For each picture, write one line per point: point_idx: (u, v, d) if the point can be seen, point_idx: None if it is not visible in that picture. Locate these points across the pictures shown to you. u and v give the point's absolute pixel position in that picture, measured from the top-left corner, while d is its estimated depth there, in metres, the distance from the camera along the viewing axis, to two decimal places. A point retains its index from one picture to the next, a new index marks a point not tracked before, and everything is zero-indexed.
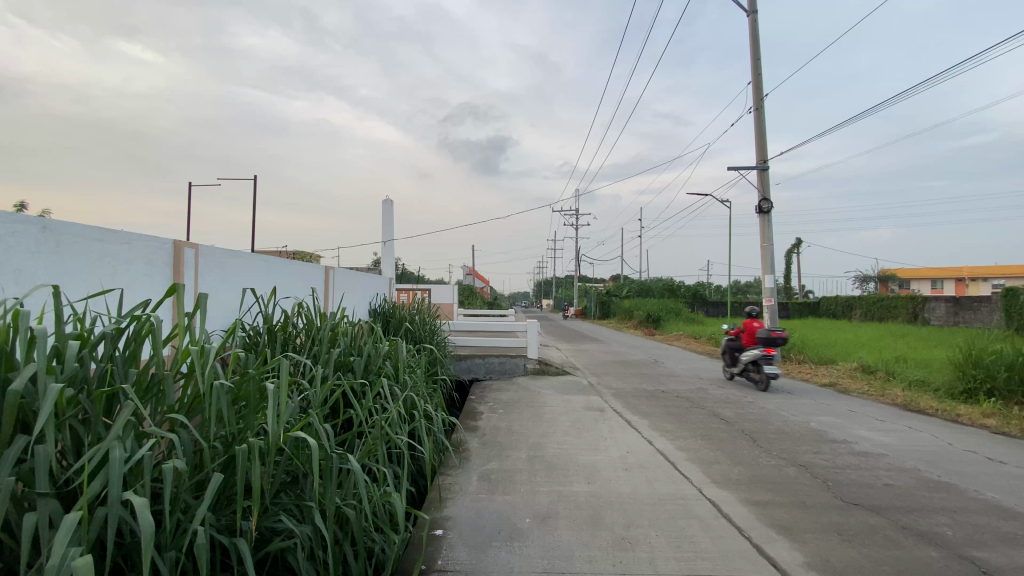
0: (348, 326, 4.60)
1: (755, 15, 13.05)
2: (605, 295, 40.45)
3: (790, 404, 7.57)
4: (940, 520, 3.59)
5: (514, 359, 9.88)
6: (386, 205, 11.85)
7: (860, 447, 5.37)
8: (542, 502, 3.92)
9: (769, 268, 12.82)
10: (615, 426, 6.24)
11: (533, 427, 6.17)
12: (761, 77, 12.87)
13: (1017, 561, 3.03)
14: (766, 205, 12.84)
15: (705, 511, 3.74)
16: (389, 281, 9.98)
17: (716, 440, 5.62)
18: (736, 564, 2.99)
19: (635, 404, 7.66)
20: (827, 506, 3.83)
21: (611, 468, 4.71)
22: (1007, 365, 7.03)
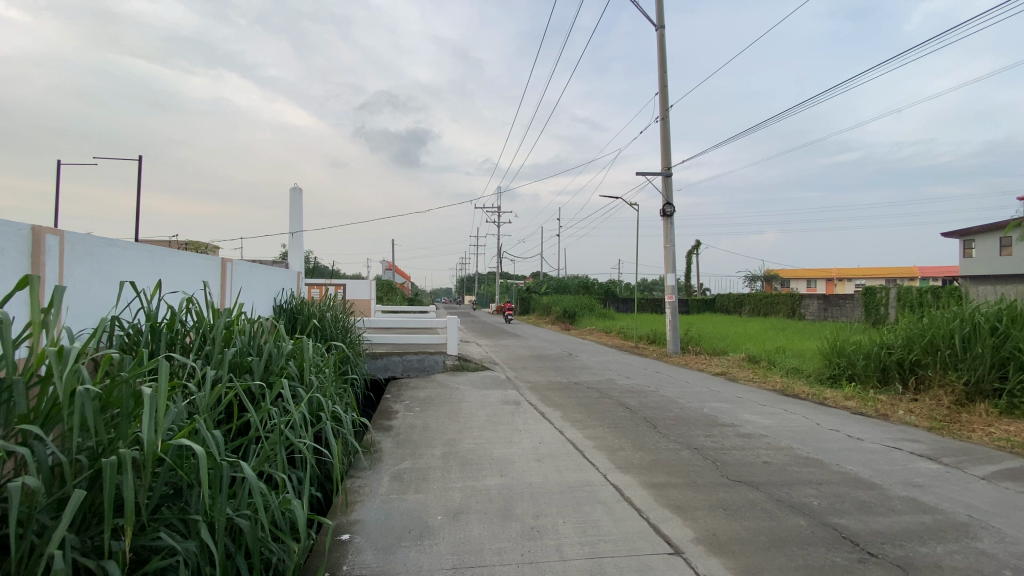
0: (245, 324, 4.27)
1: (663, 30, 13.93)
2: (525, 291, 41.21)
3: (688, 392, 8.21)
4: (808, 492, 4.09)
5: (432, 356, 9.75)
6: (294, 194, 11.15)
7: (745, 429, 5.96)
8: (454, 498, 3.92)
9: (672, 267, 13.80)
10: (530, 419, 6.39)
11: (449, 424, 6.14)
12: (667, 89, 13.77)
13: (866, 524, 3.53)
14: (670, 209, 13.80)
15: (610, 496, 3.95)
16: (298, 275, 9.41)
17: (622, 428, 5.95)
18: (636, 544, 3.19)
19: (549, 396, 7.89)
20: (715, 484, 4.21)
21: (524, 460, 4.82)
22: (864, 354, 8.13)
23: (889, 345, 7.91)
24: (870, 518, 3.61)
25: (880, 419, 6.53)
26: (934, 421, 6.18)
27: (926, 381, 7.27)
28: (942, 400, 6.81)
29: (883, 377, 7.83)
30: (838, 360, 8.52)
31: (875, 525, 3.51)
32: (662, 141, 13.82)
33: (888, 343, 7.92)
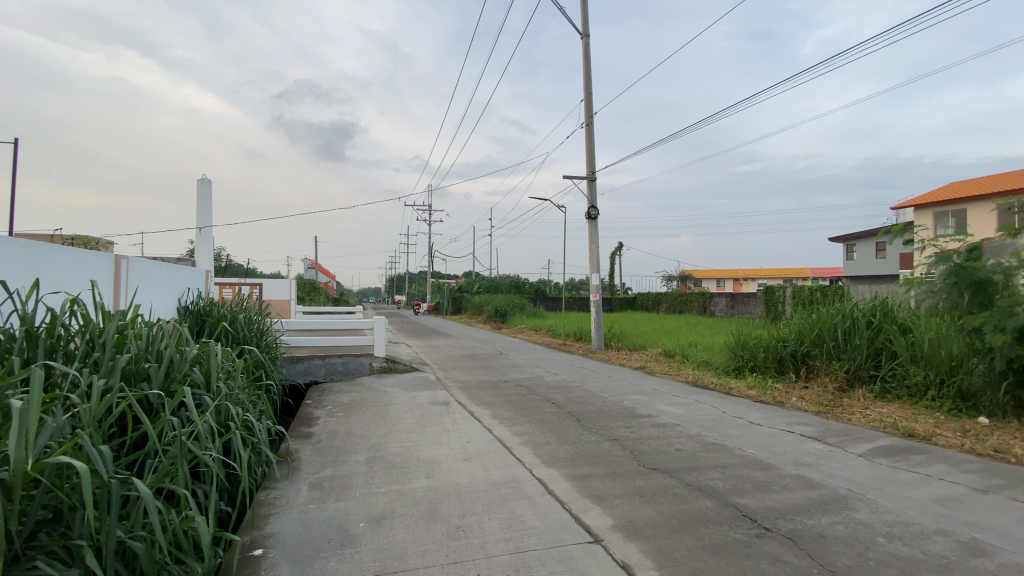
0: (142, 328, 3.89)
1: (588, 39, 14.44)
2: (456, 291, 40.93)
3: (610, 386, 8.59)
4: (714, 475, 4.44)
5: (358, 358, 9.43)
6: (202, 186, 10.30)
7: (660, 419, 6.35)
8: (378, 504, 3.82)
9: (597, 267, 14.33)
10: (458, 419, 6.37)
11: (374, 428, 5.98)
12: (592, 95, 14.28)
13: (764, 502, 3.88)
14: (594, 212, 14.34)
15: (534, 491, 4.04)
16: (206, 275, 8.70)
17: (548, 423, 6.10)
18: (558, 536, 3.30)
19: (478, 395, 7.90)
20: (632, 473, 4.45)
21: (451, 460, 4.81)
22: (764, 346, 8.91)
23: (784, 338, 8.73)
24: (767, 496, 3.99)
25: (778, 406, 7.19)
26: (821, 406, 6.91)
27: (814, 370, 8.14)
28: (827, 386, 7.64)
29: (779, 367, 8.64)
30: (741, 352, 9.28)
31: (770, 502, 3.88)
32: (587, 146, 14.31)
33: (784, 337, 8.76)
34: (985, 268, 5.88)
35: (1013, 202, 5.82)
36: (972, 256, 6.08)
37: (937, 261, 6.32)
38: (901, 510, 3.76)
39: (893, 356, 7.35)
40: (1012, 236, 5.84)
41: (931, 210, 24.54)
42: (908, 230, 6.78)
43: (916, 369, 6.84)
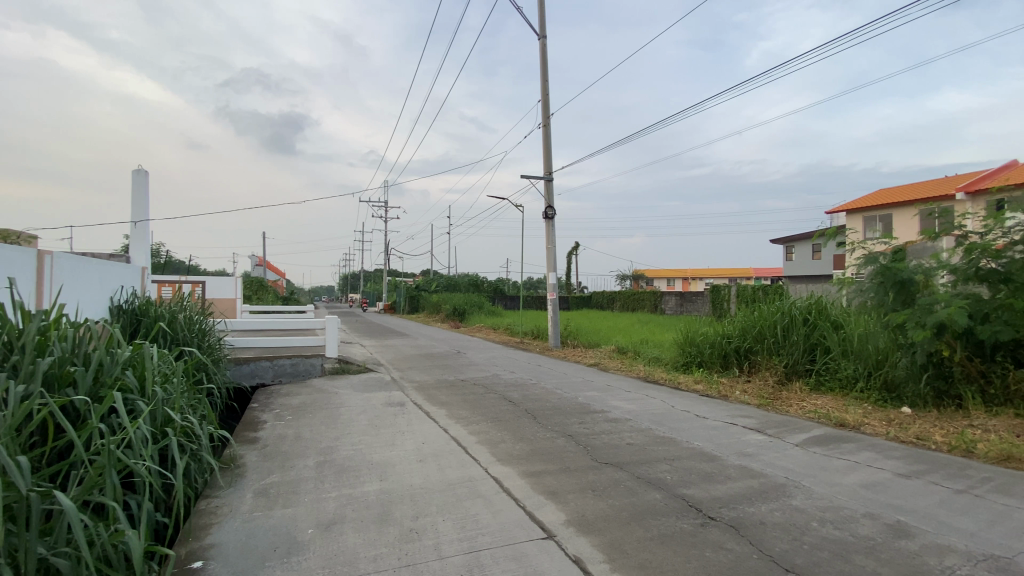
0: (67, 328, 3.60)
1: (545, 40, 14.57)
2: (413, 290, 40.35)
3: (566, 383, 8.72)
4: (663, 467, 4.59)
5: (309, 360, 9.12)
6: (137, 177, 9.64)
7: (613, 414, 6.50)
8: (327, 509, 3.71)
9: (554, 267, 14.49)
10: (413, 420, 6.28)
11: (325, 431, 5.80)
12: (550, 96, 14.42)
13: (709, 492, 4.06)
14: (551, 212, 14.49)
15: (489, 489, 4.05)
16: (142, 272, 8.15)
17: (504, 421, 6.13)
18: (512, 533, 3.32)
19: (434, 395, 7.83)
20: (585, 468, 4.54)
21: (405, 461, 4.74)
22: (710, 343, 9.29)
23: (728, 334, 9.15)
24: (711, 487, 4.17)
25: (723, 399, 7.52)
26: (762, 399, 7.28)
27: (756, 365, 8.58)
28: (768, 380, 8.06)
29: (724, 362, 9.03)
30: (689, 349, 9.64)
31: (715, 492, 4.06)
32: (545, 146, 14.45)
33: (728, 333, 9.18)
34: (908, 269, 6.38)
35: (932, 209, 6.33)
36: (896, 258, 6.58)
37: (865, 262, 6.81)
38: (833, 496, 4.02)
39: (826, 351, 7.85)
40: (931, 240, 6.36)
41: (861, 215, 26.37)
42: (841, 234, 7.25)
43: (847, 363, 7.34)
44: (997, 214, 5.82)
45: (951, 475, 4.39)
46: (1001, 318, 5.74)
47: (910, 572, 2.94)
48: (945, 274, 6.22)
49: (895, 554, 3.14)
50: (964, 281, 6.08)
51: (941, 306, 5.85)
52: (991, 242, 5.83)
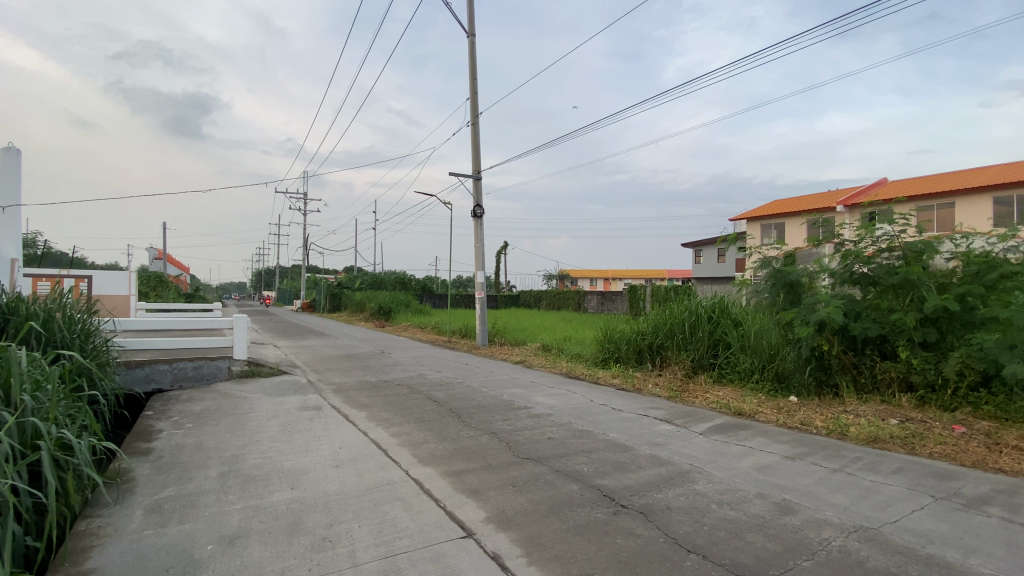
0: None
1: (473, 39, 14.56)
2: (334, 287, 38.60)
3: (491, 381, 8.78)
4: (580, 460, 4.76)
5: (214, 362, 8.45)
6: (7, 155, 8.40)
7: (535, 410, 6.65)
8: (230, 522, 3.46)
9: (481, 266, 14.50)
10: (330, 423, 6.02)
11: (231, 439, 5.40)
12: (478, 94, 14.41)
13: (621, 482, 4.27)
14: (480, 211, 14.51)
15: (409, 492, 3.97)
16: (8, 263, 7.09)
17: (427, 422, 6.05)
18: (430, 534, 3.29)
19: (354, 397, 7.56)
20: (506, 464, 4.60)
21: (320, 468, 4.53)
22: (626, 339, 9.77)
23: (643, 331, 9.68)
24: (624, 476, 4.39)
25: (637, 392, 7.94)
26: (672, 392, 7.78)
27: (666, 360, 9.15)
28: (677, 373, 8.63)
29: (638, 357, 9.54)
30: (607, 345, 10.07)
31: (627, 481, 4.28)
32: (473, 145, 14.44)
33: (643, 330, 9.71)
34: (795, 272, 7.12)
35: (817, 219, 7.12)
36: (787, 263, 7.32)
37: (760, 266, 7.52)
38: (731, 479, 4.38)
39: (727, 346, 8.54)
40: (816, 247, 7.12)
41: (759, 223, 28.96)
42: (742, 239, 7.93)
43: (745, 357, 8.03)
44: (868, 225, 6.62)
45: (828, 455, 4.95)
46: (870, 316, 6.56)
47: (793, 545, 3.28)
48: (826, 277, 6.99)
49: (781, 529, 3.50)
50: (841, 283, 6.87)
51: (822, 305, 6.60)
52: (862, 250, 6.67)
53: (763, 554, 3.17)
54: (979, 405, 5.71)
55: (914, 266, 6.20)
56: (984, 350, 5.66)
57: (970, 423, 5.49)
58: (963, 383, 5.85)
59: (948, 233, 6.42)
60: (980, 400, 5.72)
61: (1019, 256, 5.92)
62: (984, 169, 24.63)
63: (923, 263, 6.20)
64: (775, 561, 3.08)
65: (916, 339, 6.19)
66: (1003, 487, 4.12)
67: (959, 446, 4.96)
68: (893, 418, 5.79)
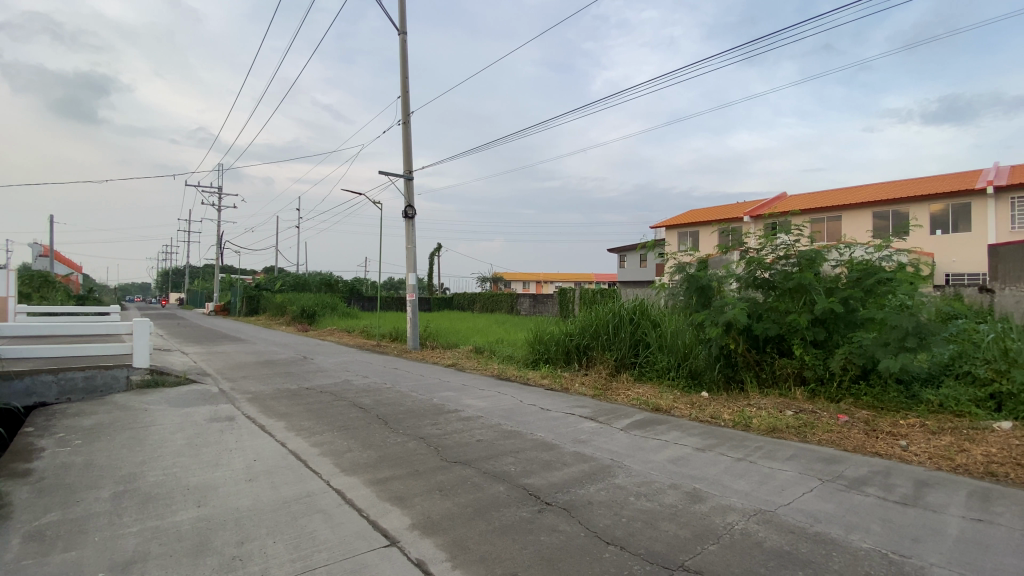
0: None
1: (405, 36, 14.31)
2: (252, 287, 36.14)
3: (421, 385, 8.64)
4: (507, 460, 4.82)
5: (110, 372, 7.60)
6: None
7: (465, 413, 6.64)
8: (126, 547, 3.15)
9: (413, 267, 14.25)
10: (244, 435, 5.65)
11: (128, 456, 4.91)
12: (409, 94, 14.17)
13: (546, 480, 4.37)
14: (411, 211, 14.24)
15: (330, 503, 3.83)
16: None
17: (351, 429, 5.85)
18: (352, 545, 3.19)
19: (272, 405, 7.14)
20: (434, 468, 4.56)
21: (231, 482, 4.24)
22: (555, 340, 10.04)
23: (571, 332, 10.00)
24: (549, 474, 4.50)
25: (565, 392, 8.17)
26: (597, 390, 8.09)
27: (592, 359, 9.50)
28: (602, 373, 8.99)
29: (567, 358, 9.83)
30: (537, 346, 10.29)
31: (552, 479, 4.39)
32: (404, 144, 14.17)
33: (570, 331, 10.02)
34: (706, 277, 7.68)
35: (725, 228, 7.69)
36: (700, 268, 7.85)
37: (676, 271, 8.03)
38: (647, 472, 4.64)
39: (647, 345, 9.02)
40: (725, 254, 7.67)
41: (679, 231, 30.82)
42: (660, 245, 8.41)
43: (662, 355, 8.51)
44: (769, 235, 7.27)
45: (734, 446, 5.38)
46: (770, 317, 7.21)
47: (701, 531, 3.53)
48: (733, 281, 7.58)
49: (691, 517, 3.75)
50: (745, 287, 7.49)
51: (729, 307, 7.17)
52: (763, 257, 7.31)
53: (675, 541, 3.38)
54: (859, 396, 6.47)
55: (806, 272, 6.88)
56: (863, 348, 6.41)
57: (851, 412, 6.20)
58: (846, 376, 6.60)
59: (834, 243, 7.19)
60: (860, 391, 6.48)
61: (892, 263, 6.73)
62: (866, 187, 27.90)
63: (814, 270, 6.89)
64: (685, 547, 3.31)
65: (808, 338, 6.91)
66: (879, 468, 4.70)
67: (843, 433, 5.58)
68: (789, 409, 6.40)
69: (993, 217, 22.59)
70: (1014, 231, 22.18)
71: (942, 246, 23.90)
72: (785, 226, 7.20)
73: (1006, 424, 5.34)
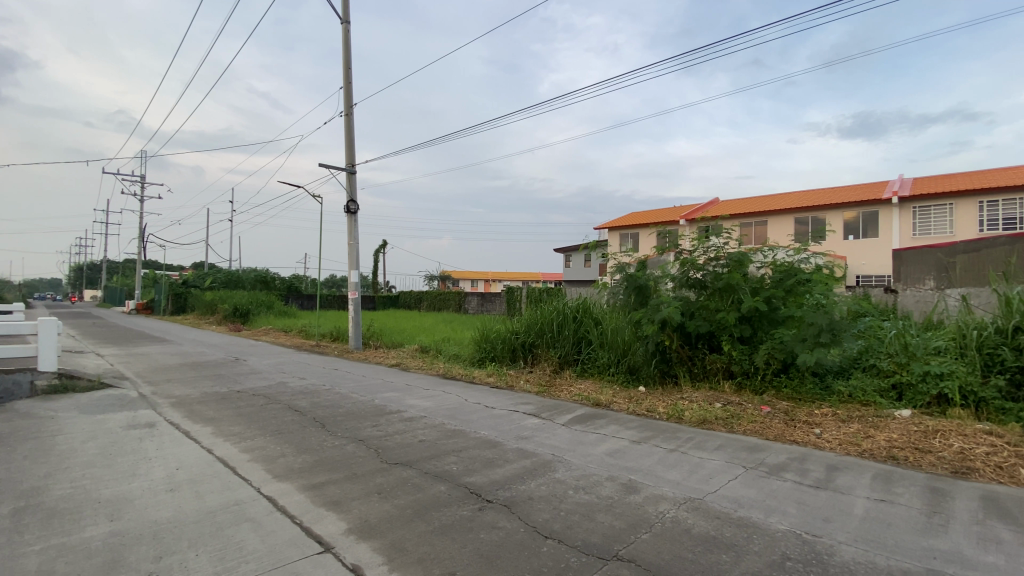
0: None
1: (348, 26, 13.86)
2: (178, 284, 33.64)
3: (362, 386, 8.39)
4: (450, 460, 4.80)
5: (10, 377, 6.94)
6: None
7: (408, 413, 6.53)
8: (24, 568, 2.86)
9: (355, 265, 13.84)
10: (166, 442, 5.28)
11: (29, 468, 4.45)
12: (353, 85, 13.74)
13: (488, 477, 4.39)
14: (354, 206, 13.83)
15: (261, 511, 3.65)
16: None
17: (286, 433, 5.61)
18: (283, 554, 3.06)
19: (200, 410, 6.72)
20: (373, 471, 4.46)
21: (150, 493, 3.95)
22: (501, 339, 10.10)
23: (516, 330, 10.09)
24: (491, 471, 4.52)
25: (509, 390, 8.24)
26: (541, 387, 8.22)
27: (537, 357, 9.64)
28: (546, 370, 9.14)
29: (512, 356, 9.92)
30: (483, 345, 10.30)
31: (493, 476, 4.42)
32: (347, 136, 13.73)
33: (516, 329, 10.11)
34: (644, 276, 7.99)
35: (662, 230, 8.03)
36: (638, 268, 8.17)
37: (616, 270, 8.31)
38: (586, 466, 4.76)
39: (589, 343, 9.26)
40: (661, 254, 8.00)
41: (622, 232, 31.77)
42: (602, 246, 8.66)
43: (603, 352, 8.76)
44: (702, 237, 7.66)
45: (668, 437, 5.64)
46: (701, 315, 7.61)
47: (635, 521, 3.68)
48: (668, 281, 7.93)
49: (626, 507, 3.89)
50: (680, 287, 7.86)
51: (664, 305, 7.51)
52: (695, 258, 7.69)
53: (610, 532, 3.50)
54: (780, 388, 6.96)
55: (735, 273, 7.31)
56: (784, 343, 6.90)
57: (773, 403, 6.67)
58: (769, 370, 7.08)
59: (758, 246, 7.59)
60: (781, 383, 6.98)
61: (810, 265, 7.26)
62: (791, 195, 30.00)
63: (742, 271, 7.32)
64: (620, 537, 3.43)
65: (735, 334, 7.35)
66: (796, 455, 5.08)
67: (766, 423, 5.99)
68: (718, 402, 6.79)
69: (898, 224, 24.92)
70: (915, 237, 24.57)
71: (856, 251, 26.06)
72: (717, 230, 7.58)
73: (905, 412, 5.92)
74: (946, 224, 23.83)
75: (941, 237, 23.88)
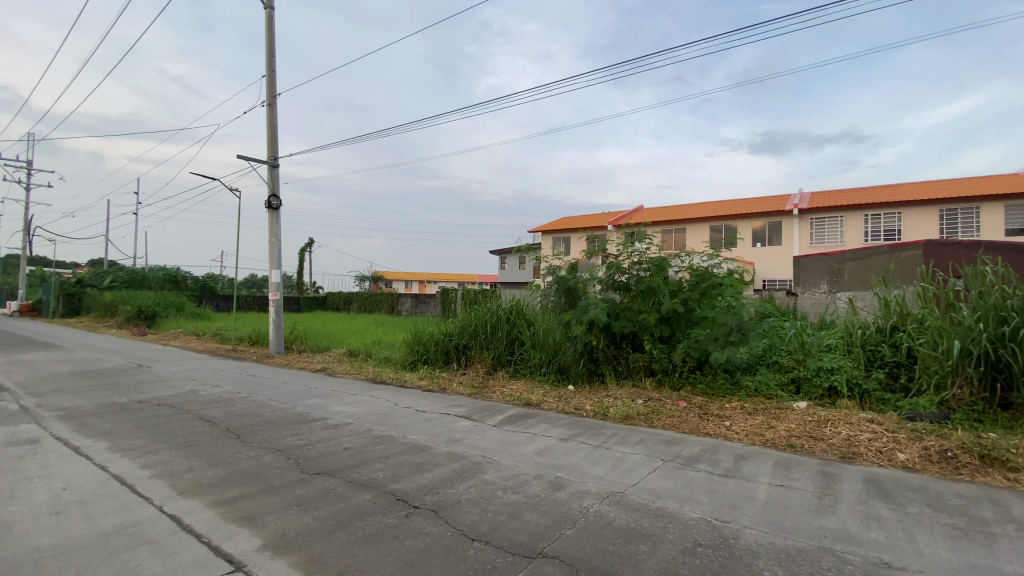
0: None
1: (271, 12, 13.12)
2: (70, 283, 30.11)
3: (283, 393, 7.96)
4: (376, 466, 4.68)
5: None
6: None
7: (332, 420, 6.28)
8: None
9: (278, 264, 13.12)
10: (50, 460, 4.72)
11: None
12: (276, 74, 13.02)
13: (416, 483, 4.33)
14: (276, 202, 13.09)
15: (163, 531, 3.37)
16: None
17: (195, 446, 5.20)
18: None
19: (93, 423, 6.07)
20: (292, 482, 4.25)
21: (27, 519, 3.51)
22: (434, 341, 9.99)
23: (449, 332, 10.02)
24: (419, 476, 4.46)
25: (441, 392, 8.16)
26: (473, 388, 8.22)
27: (470, 358, 9.64)
28: (479, 372, 9.17)
29: (445, 358, 9.84)
30: (416, 347, 10.13)
31: (421, 481, 4.36)
32: (269, 128, 12.98)
33: (449, 331, 10.04)
34: (573, 279, 8.23)
35: (590, 234, 8.31)
36: (569, 271, 8.42)
37: (547, 273, 8.50)
38: (515, 466, 4.83)
39: (521, 343, 9.38)
40: (590, 258, 8.30)
41: (554, 235, 32.48)
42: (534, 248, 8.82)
43: (535, 353, 8.92)
44: (627, 242, 8.01)
45: (593, 434, 5.84)
46: (626, 316, 7.97)
47: (560, 517, 3.78)
48: (596, 284, 8.22)
49: (552, 505, 3.99)
50: (606, 289, 8.17)
51: (592, 307, 7.79)
52: (621, 262, 8.02)
53: (536, 530, 3.57)
54: (696, 384, 7.44)
55: (656, 277, 7.72)
56: (699, 342, 7.37)
57: (689, 398, 7.10)
58: (685, 367, 7.54)
59: (677, 252, 8.03)
60: (697, 380, 7.45)
61: (722, 270, 7.80)
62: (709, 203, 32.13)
63: (663, 275, 7.75)
64: (545, 534, 3.51)
65: (656, 334, 7.76)
66: (709, 447, 5.45)
67: (683, 417, 6.37)
68: (640, 398, 7.12)
69: (800, 233, 27.45)
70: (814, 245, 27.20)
71: (764, 256, 28.38)
72: (640, 236, 7.95)
73: (801, 403, 6.54)
74: (839, 234, 26.59)
75: (835, 245, 26.61)
